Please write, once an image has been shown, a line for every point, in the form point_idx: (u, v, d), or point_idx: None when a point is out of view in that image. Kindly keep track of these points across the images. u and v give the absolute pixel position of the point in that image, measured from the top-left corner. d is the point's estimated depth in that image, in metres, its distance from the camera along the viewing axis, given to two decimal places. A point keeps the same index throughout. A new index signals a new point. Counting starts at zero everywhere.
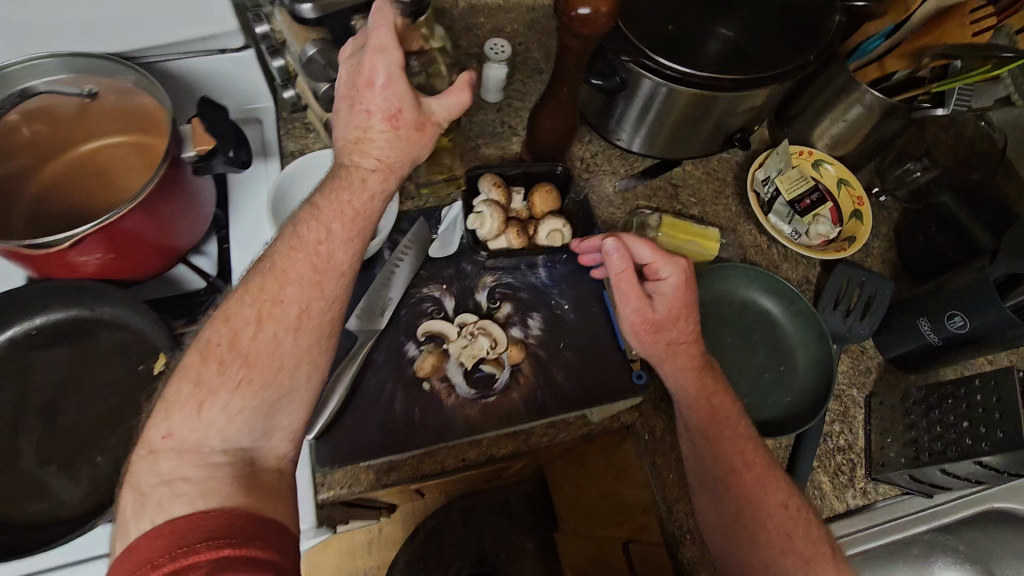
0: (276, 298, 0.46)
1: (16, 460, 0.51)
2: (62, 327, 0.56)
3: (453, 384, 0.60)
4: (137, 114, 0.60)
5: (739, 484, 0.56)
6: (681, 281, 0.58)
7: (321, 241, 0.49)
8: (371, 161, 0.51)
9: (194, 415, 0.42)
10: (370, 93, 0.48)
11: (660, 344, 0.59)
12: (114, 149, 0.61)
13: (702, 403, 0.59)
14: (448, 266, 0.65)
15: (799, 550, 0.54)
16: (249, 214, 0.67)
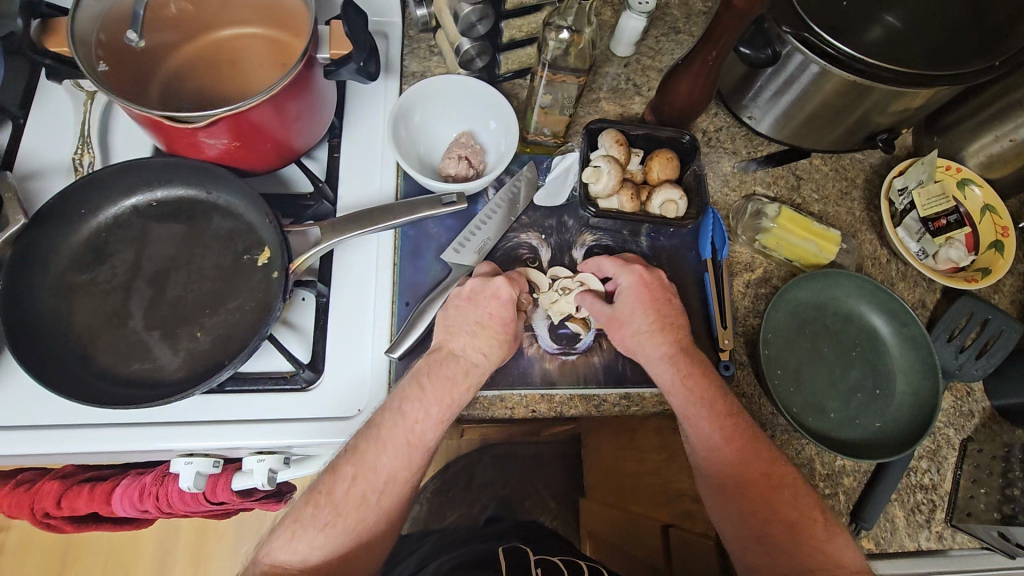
0: (374, 466, 0.52)
1: (127, 320, 0.54)
2: (180, 204, 0.58)
3: (537, 336, 0.59)
4: (276, 8, 0.60)
5: (725, 457, 0.54)
6: (638, 281, 0.58)
7: (394, 451, 0.52)
8: (477, 359, 0.54)
9: (352, 480, 0.52)
10: (479, 332, 0.55)
11: (626, 339, 0.57)
12: (249, 41, 0.62)
13: (679, 386, 0.55)
14: (549, 217, 0.63)
15: (787, 515, 0.52)
16: (364, 129, 0.67)
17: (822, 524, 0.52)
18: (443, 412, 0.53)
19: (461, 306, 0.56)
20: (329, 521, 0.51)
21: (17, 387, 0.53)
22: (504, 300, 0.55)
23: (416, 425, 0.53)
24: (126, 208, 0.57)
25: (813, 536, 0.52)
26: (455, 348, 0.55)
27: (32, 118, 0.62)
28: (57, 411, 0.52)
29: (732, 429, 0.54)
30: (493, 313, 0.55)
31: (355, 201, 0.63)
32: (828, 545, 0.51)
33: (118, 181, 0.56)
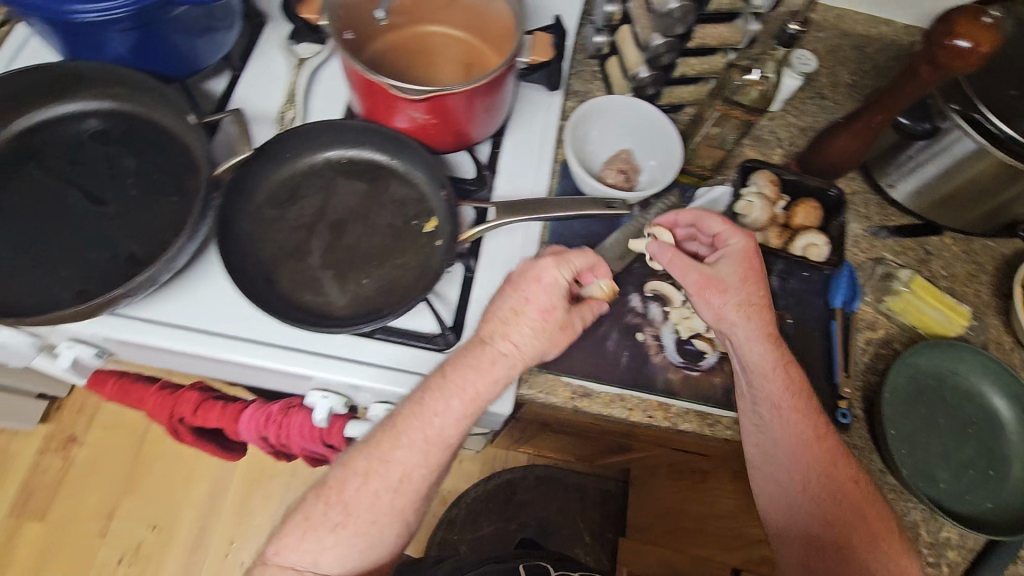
0: (391, 462, 0.53)
1: (307, 255, 0.59)
2: (366, 165, 0.65)
3: (664, 346, 0.61)
4: (475, 15, 0.67)
5: (823, 481, 0.57)
6: (746, 249, 0.58)
7: (406, 458, 0.53)
8: (509, 346, 0.55)
9: (360, 484, 0.53)
10: (517, 320, 0.55)
11: (721, 305, 0.57)
12: (452, 45, 0.69)
13: (778, 377, 0.57)
14: None
15: (869, 525, 0.56)
16: (527, 133, 0.73)
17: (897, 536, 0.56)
18: (464, 406, 0.53)
19: (507, 293, 0.56)
20: (341, 520, 0.53)
21: (209, 294, 0.59)
22: (546, 282, 0.55)
23: (436, 419, 0.53)
24: (320, 159, 0.64)
25: (891, 548, 0.55)
26: (491, 333, 0.55)
27: (250, 69, 0.71)
28: (237, 321, 0.59)
29: (820, 440, 0.58)
30: (533, 297, 0.55)
31: (511, 193, 0.69)
32: (902, 559, 0.55)
33: (322, 133, 0.64)
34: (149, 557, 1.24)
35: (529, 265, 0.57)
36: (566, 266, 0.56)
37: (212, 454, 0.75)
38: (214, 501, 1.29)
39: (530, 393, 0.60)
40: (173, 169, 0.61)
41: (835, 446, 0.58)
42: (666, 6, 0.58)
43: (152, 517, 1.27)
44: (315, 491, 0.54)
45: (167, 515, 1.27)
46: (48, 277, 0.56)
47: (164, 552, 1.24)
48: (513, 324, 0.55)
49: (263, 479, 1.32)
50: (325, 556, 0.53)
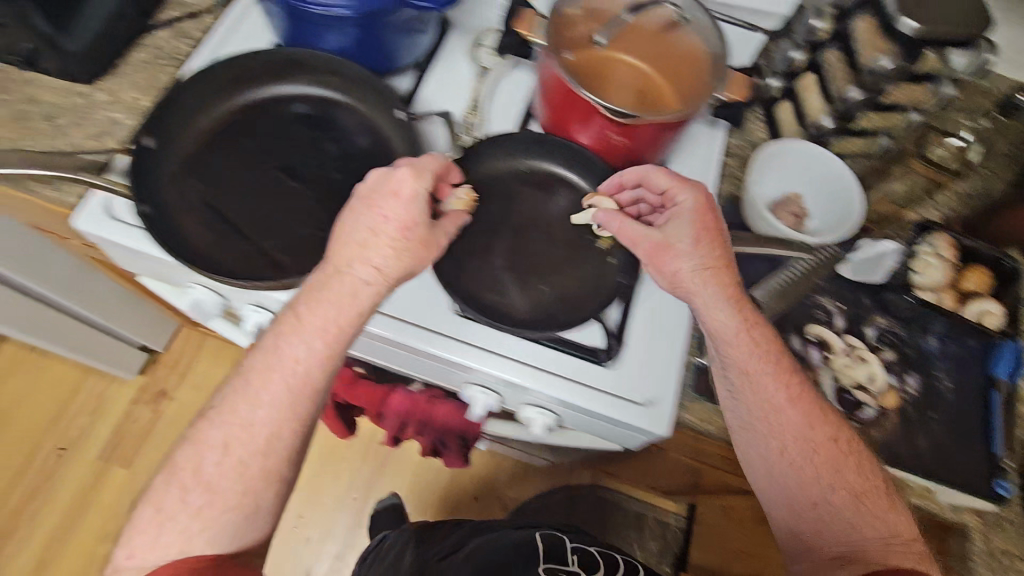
0: (244, 424, 0.52)
1: (490, 257, 0.62)
2: (547, 176, 0.67)
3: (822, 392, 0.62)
4: (668, 48, 0.69)
5: (824, 464, 0.56)
6: (698, 201, 0.60)
7: (268, 420, 0.52)
8: (370, 269, 0.54)
9: (222, 453, 0.51)
10: (375, 240, 0.54)
11: (678, 273, 0.59)
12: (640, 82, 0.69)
13: (745, 339, 0.57)
14: (849, 290, 0.67)
15: (851, 488, 0.55)
16: (690, 162, 0.74)
17: (888, 497, 0.56)
18: (326, 346, 0.53)
19: (357, 211, 0.55)
20: (186, 495, 0.51)
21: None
22: (405, 197, 0.55)
23: (297, 363, 0.53)
24: (503, 165, 0.66)
25: (876, 506, 0.55)
26: (348, 260, 0.54)
27: (435, 72, 0.75)
28: (416, 308, 0.62)
29: (773, 372, 0.57)
30: (394, 215, 0.55)
31: None
32: (889, 514, 0.55)
33: (510, 142, 0.66)
34: None
35: (383, 177, 0.55)
36: (426, 179, 0.56)
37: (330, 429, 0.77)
38: None
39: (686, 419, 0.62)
40: (372, 159, 0.65)
41: (810, 405, 0.57)
42: (880, 62, 0.59)
43: None
44: (171, 478, 0.51)
45: None
46: (256, 246, 0.60)
47: None
48: (380, 258, 0.54)
49: (334, 460, 1.36)
50: (197, 538, 0.50)
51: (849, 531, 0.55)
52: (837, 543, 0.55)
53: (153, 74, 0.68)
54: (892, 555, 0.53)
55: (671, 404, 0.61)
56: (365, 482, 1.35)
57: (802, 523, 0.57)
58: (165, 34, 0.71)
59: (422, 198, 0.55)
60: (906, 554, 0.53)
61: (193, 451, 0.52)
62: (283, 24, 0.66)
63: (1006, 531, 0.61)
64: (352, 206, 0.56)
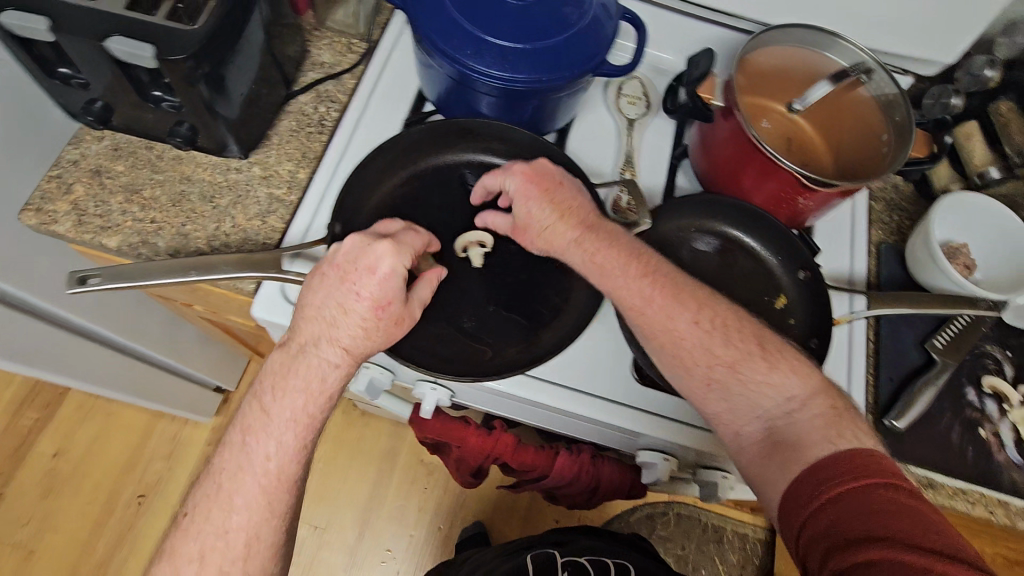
0: (220, 531, 0.48)
1: None
2: (717, 235, 0.66)
3: (1004, 444, 0.63)
4: (837, 108, 0.67)
5: (736, 358, 0.52)
6: (521, 180, 0.57)
7: (262, 453, 0.49)
8: (343, 345, 0.52)
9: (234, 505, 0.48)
10: (347, 318, 0.51)
11: (541, 246, 0.58)
12: (803, 136, 0.67)
13: (592, 267, 0.56)
14: (1013, 335, 0.68)
15: (722, 358, 0.52)
16: (844, 215, 0.73)
17: (763, 352, 0.52)
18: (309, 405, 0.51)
19: (329, 279, 0.52)
20: (196, 573, 0.47)
21: (588, 352, 0.62)
22: (379, 275, 0.51)
23: (286, 422, 0.50)
24: (673, 227, 0.66)
25: (755, 372, 0.51)
26: (316, 338, 0.51)
27: (581, 125, 0.74)
28: (611, 378, 0.61)
29: (625, 263, 0.55)
30: (362, 292, 0.51)
31: (837, 273, 0.70)
32: (768, 375, 0.51)
33: (678, 204, 0.66)
34: (308, 555, 1.26)
35: (355, 248, 0.52)
36: (407, 253, 0.52)
37: (452, 472, 0.78)
38: (369, 510, 1.30)
39: None
40: None
41: (665, 284, 0.54)
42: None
43: (310, 519, 1.29)
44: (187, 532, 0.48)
45: (324, 515, 1.29)
46: (446, 326, 0.59)
47: (323, 552, 1.27)
48: (325, 316, 0.51)
49: (415, 488, 1.33)
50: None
51: (751, 406, 0.51)
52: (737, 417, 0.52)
53: (304, 143, 0.66)
54: (803, 424, 0.49)
55: None
56: (448, 512, 1.32)
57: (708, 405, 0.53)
58: (306, 99, 0.68)
59: (394, 278, 0.52)
60: (812, 419, 0.49)
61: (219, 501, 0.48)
62: (444, 84, 0.62)
63: None
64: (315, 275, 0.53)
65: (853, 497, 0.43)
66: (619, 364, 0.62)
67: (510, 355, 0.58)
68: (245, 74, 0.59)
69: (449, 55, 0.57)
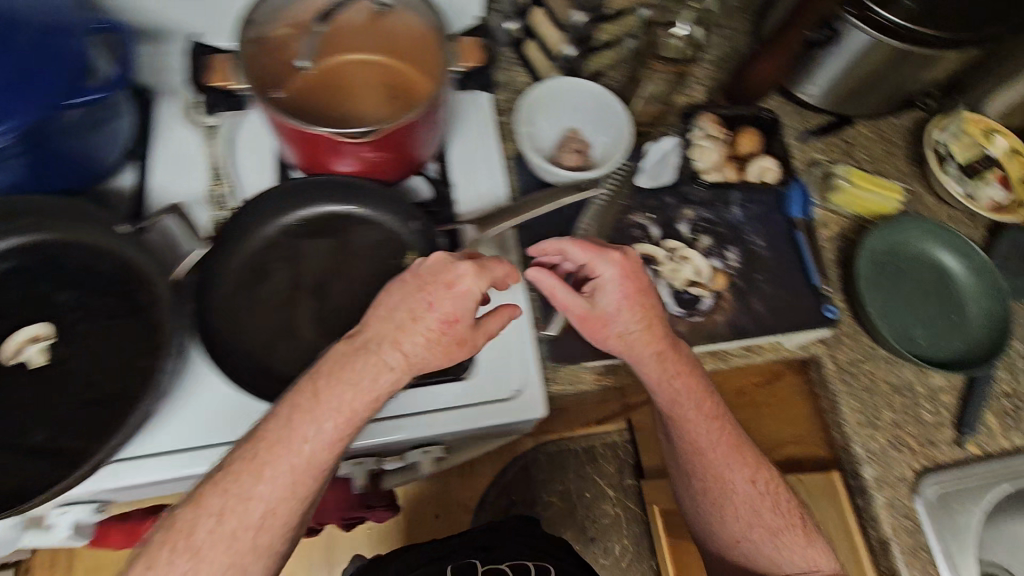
0: (245, 497, 0.45)
1: (298, 331, 0.57)
2: (326, 218, 0.62)
3: (663, 302, 0.65)
4: (402, 37, 0.65)
5: (776, 516, 0.63)
6: (618, 271, 0.56)
7: (279, 458, 0.45)
8: (394, 356, 0.49)
9: (252, 484, 0.45)
10: (417, 326, 0.49)
11: (613, 339, 0.58)
12: (379, 69, 0.66)
13: (664, 385, 0.59)
14: (651, 197, 0.69)
15: (768, 524, 0.63)
16: (469, 139, 0.71)
17: (803, 530, 0.63)
18: (338, 425, 0.47)
19: (410, 291, 0.51)
20: (211, 530, 0.44)
21: (207, 408, 0.56)
22: (457, 292, 0.50)
23: (305, 444, 0.46)
24: (275, 229, 0.60)
25: (792, 540, 0.62)
26: (382, 338, 0.49)
27: (156, 154, 0.65)
28: (245, 422, 0.56)
29: (642, 339, 0.57)
30: (441, 314, 0.50)
31: (477, 202, 0.68)
32: (808, 549, 0.62)
33: (268, 204, 0.60)
34: None
35: (441, 261, 0.52)
36: (488, 275, 0.51)
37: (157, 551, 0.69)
38: None
39: (559, 389, 0.63)
40: (118, 289, 0.55)
41: (744, 452, 0.63)
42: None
43: None
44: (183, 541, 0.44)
45: None
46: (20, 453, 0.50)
47: None
48: (421, 321, 0.49)
49: None
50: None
51: (772, 563, 0.63)
52: (762, 568, 0.64)
53: None
54: None
55: (538, 379, 0.61)
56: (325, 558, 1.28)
57: (742, 551, 0.65)
58: None
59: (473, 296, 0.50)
60: None
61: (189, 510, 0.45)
62: None
63: (855, 343, 0.68)
64: (388, 289, 0.51)
65: None
66: (248, 403, 0.56)
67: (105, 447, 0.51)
68: None
69: None
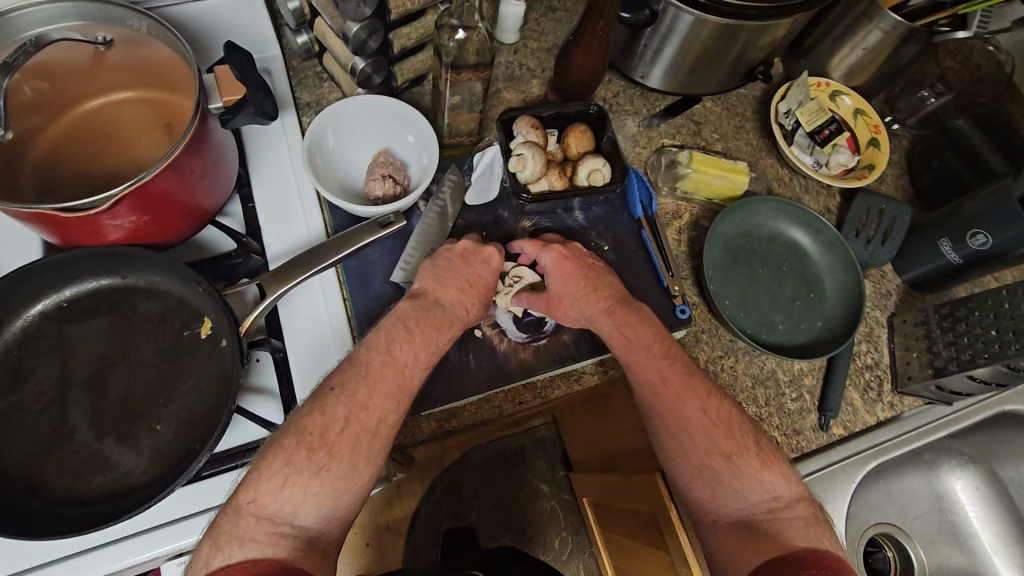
0: (363, 408, 0.48)
1: (71, 435, 0.49)
2: (98, 297, 0.53)
3: (504, 329, 0.60)
4: (145, 65, 0.56)
5: (729, 441, 0.54)
6: (558, 257, 0.60)
7: (374, 384, 0.49)
8: (460, 316, 0.55)
9: (366, 398, 0.48)
10: (474, 288, 0.57)
11: (567, 316, 0.59)
12: (135, 108, 0.56)
13: (615, 335, 0.57)
14: (484, 214, 0.64)
15: (722, 449, 0.54)
16: (272, 174, 0.63)
17: (758, 454, 0.54)
18: (428, 361, 0.53)
19: (448, 262, 0.57)
20: (343, 429, 0.47)
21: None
22: (494, 266, 0.58)
23: (408, 367, 0.51)
24: (33, 318, 0.52)
25: (748, 466, 0.53)
26: (456, 292, 0.56)
27: None
28: (22, 553, 0.48)
29: (591, 295, 0.58)
30: (478, 276, 0.57)
31: (284, 246, 0.60)
32: (765, 475, 0.53)
33: (17, 291, 0.51)
34: None
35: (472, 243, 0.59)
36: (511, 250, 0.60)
37: None
38: None
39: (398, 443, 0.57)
40: None
41: (676, 377, 0.56)
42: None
43: None
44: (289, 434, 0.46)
45: None
46: None
47: None
48: (456, 276, 0.57)
49: None
50: (303, 510, 0.44)
51: (738, 496, 0.53)
52: (730, 511, 0.53)
53: None
54: (788, 525, 0.50)
55: None
56: None
57: (700, 494, 0.54)
58: None
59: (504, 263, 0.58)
60: (795, 520, 0.50)
61: (293, 437, 0.46)
62: None
63: (714, 339, 0.65)
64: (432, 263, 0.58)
65: (784, 558, 0.46)
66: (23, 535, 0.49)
67: None
68: None
69: None
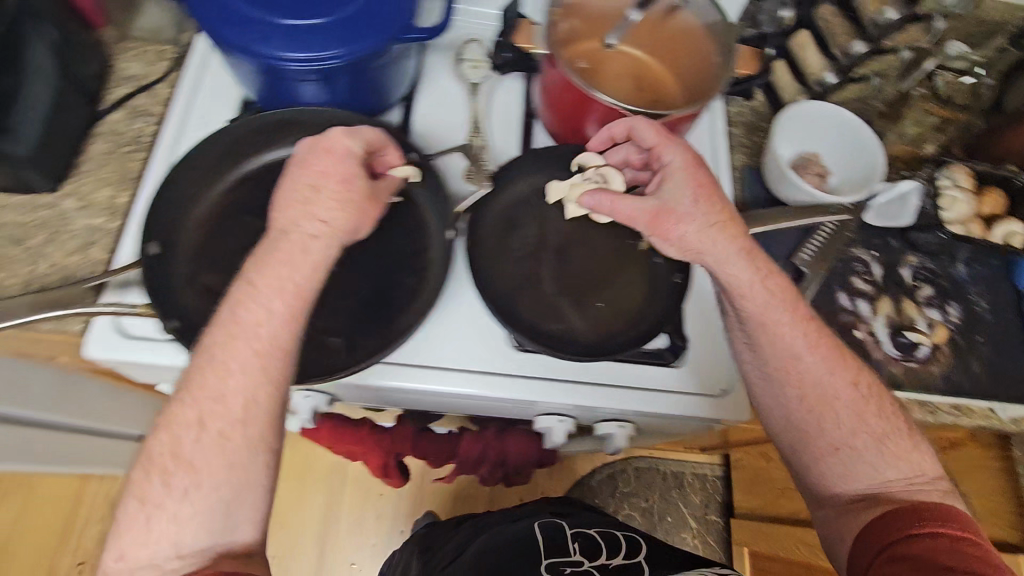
0: (218, 394, 0.45)
1: (540, 284, 0.60)
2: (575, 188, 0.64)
3: (880, 342, 0.64)
4: (672, 43, 0.66)
5: (873, 422, 0.53)
6: (687, 158, 0.55)
7: (228, 363, 0.45)
8: (318, 227, 0.48)
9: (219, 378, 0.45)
10: (321, 197, 0.49)
11: (679, 235, 0.54)
12: (635, 64, 0.67)
13: (761, 290, 0.53)
14: (876, 235, 0.69)
15: (875, 432, 0.52)
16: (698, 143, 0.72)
17: (910, 435, 0.53)
18: (289, 305, 0.47)
19: (300, 172, 0.49)
20: (198, 438, 0.44)
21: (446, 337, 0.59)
22: (339, 152, 0.50)
23: (261, 326, 0.46)
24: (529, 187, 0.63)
25: (900, 445, 0.53)
26: (293, 217, 0.48)
27: (426, 99, 0.70)
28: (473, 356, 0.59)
29: (727, 232, 0.53)
30: (326, 169, 0.49)
31: None
32: (914, 454, 0.53)
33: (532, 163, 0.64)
34: None
35: (315, 142, 0.50)
36: (360, 134, 0.51)
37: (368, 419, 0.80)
38: (329, 530, 1.28)
39: None
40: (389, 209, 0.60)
41: (830, 352, 0.53)
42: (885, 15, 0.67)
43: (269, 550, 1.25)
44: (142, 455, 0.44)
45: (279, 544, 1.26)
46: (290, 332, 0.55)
47: None
48: (305, 184, 0.49)
49: (370, 500, 1.30)
50: (188, 529, 0.44)
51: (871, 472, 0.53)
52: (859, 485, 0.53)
53: (121, 165, 0.61)
54: None
55: None
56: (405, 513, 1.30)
57: (827, 469, 0.54)
58: (118, 116, 0.63)
59: (354, 154, 0.50)
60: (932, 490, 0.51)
61: (144, 470, 0.44)
62: (249, 78, 0.58)
63: None
64: (288, 168, 0.50)
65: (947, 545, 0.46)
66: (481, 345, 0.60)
67: (367, 348, 0.54)
68: (33, 107, 0.54)
69: (239, 48, 0.52)
